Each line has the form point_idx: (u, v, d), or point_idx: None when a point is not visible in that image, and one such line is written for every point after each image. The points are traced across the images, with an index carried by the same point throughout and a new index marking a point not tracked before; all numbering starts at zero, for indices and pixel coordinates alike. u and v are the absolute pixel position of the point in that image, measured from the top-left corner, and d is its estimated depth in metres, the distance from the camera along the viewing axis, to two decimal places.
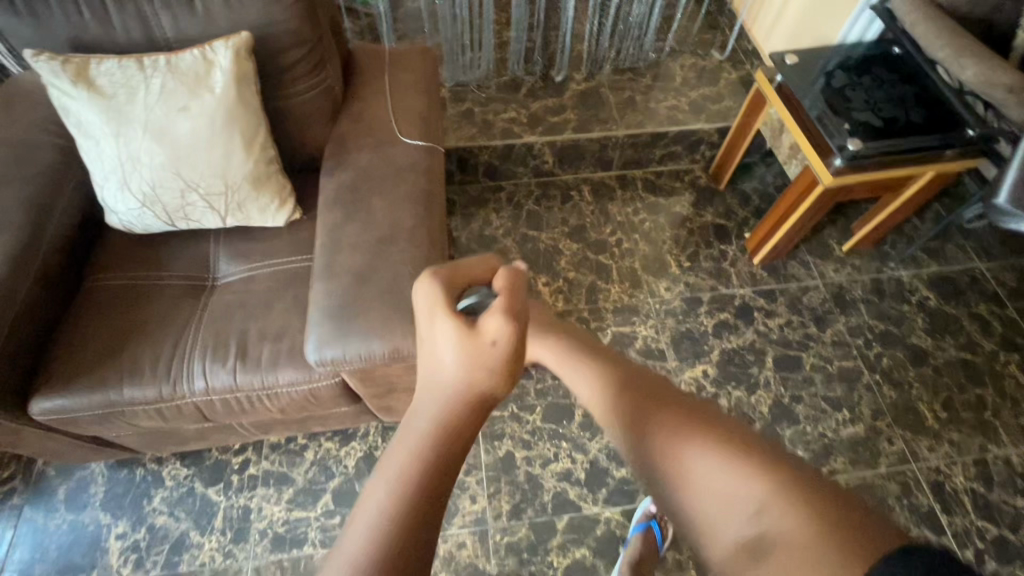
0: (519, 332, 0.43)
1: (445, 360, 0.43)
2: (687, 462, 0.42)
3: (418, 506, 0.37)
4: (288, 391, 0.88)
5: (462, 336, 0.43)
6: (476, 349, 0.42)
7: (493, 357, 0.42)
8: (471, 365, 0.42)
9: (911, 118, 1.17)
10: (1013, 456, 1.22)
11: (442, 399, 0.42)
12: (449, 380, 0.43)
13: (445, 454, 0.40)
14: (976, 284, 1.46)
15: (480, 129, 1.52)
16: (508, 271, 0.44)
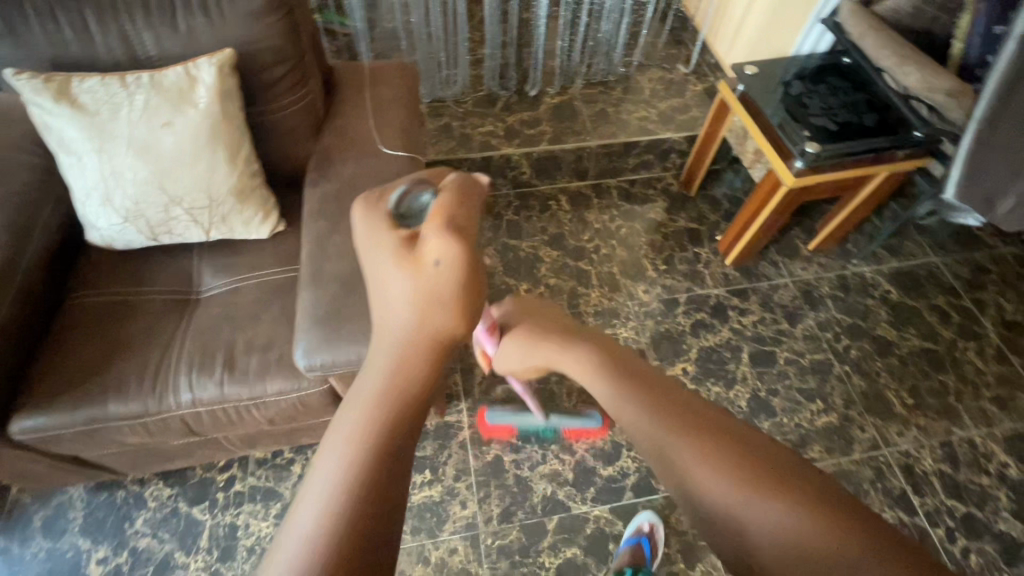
0: (455, 255, 0.51)
1: (403, 290, 0.51)
2: (716, 485, 0.41)
3: (380, 439, 0.41)
4: (277, 401, 0.88)
5: (411, 259, 0.52)
6: (423, 269, 0.51)
7: (438, 276, 0.50)
8: (422, 289, 0.50)
9: (864, 122, 1.24)
10: (976, 437, 1.28)
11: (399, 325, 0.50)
12: (404, 305, 0.50)
13: (410, 385, 0.46)
14: (933, 278, 1.54)
15: (459, 142, 1.56)
16: (440, 206, 0.54)
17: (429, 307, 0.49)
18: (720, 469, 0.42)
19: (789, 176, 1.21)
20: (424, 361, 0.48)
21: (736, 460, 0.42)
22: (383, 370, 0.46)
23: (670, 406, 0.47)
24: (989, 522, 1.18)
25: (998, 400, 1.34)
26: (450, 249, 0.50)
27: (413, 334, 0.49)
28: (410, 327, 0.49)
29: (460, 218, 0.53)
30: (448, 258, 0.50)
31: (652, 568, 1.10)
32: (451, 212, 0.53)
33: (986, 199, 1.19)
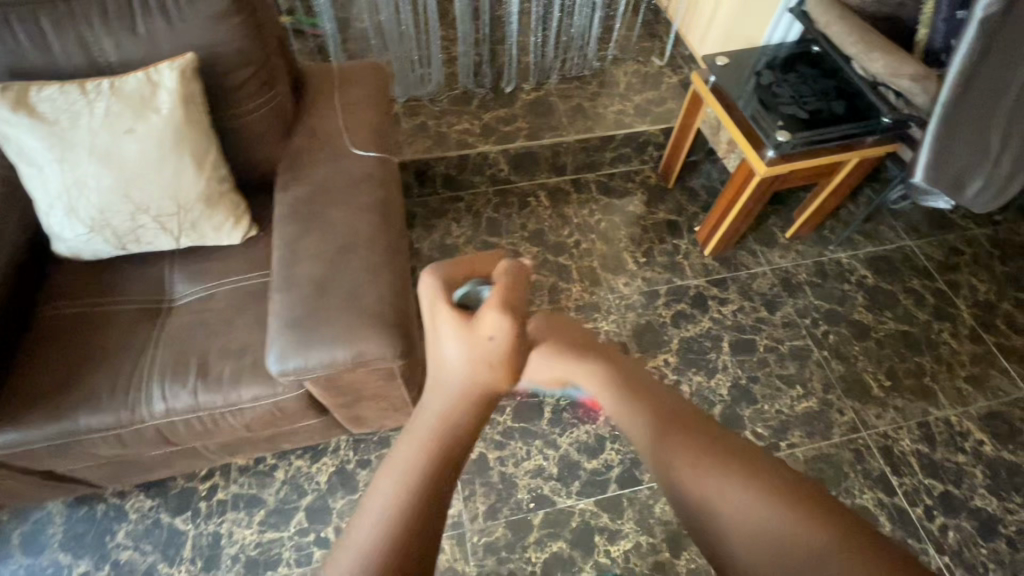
0: (512, 327, 0.53)
1: (454, 361, 0.54)
2: (741, 521, 0.45)
3: (429, 477, 0.48)
4: (252, 407, 0.88)
5: (465, 334, 0.54)
6: (476, 347, 0.53)
7: (490, 354, 0.53)
8: (474, 356, 0.53)
9: (833, 110, 1.26)
10: (952, 416, 1.31)
11: (448, 393, 0.54)
12: (456, 375, 0.54)
13: (455, 451, 0.50)
14: (908, 261, 1.57)
15: (435, 141, 1.56)
16: (504, 271, 0.55)
17: (475, 374, 0.53)
18: (747, 508, 0.45)
19: (761, 165, 1.22)
20: (468, 423, 0.52)
21: (764, 497, 0.45)
22: (426, 433, 0.51)
23: (699, 444, 0.49)
24: (966, 499, 1.20)
25: (973, 379, 1.37)
26: (505, 331, 0.53)
27: (460, 399, 0.53)
28: (456, 393, 0.53)
29: (517, 301, 0.53)
30: (502, 340, 0.53)
31: (638, 558, 1.11)
32: (509, 294, 0.54)
33: (954, 180, 1.24)
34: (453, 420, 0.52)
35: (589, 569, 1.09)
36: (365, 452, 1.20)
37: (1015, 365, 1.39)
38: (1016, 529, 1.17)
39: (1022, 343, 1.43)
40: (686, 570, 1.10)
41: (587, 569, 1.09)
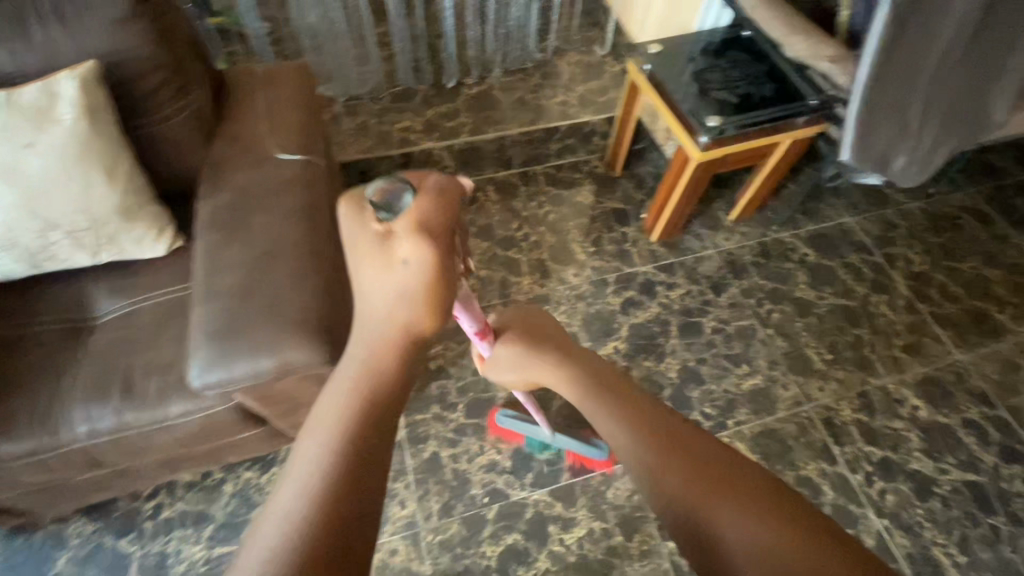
0: (433, 248, 0.52)
1: (378, 291, 0.53)
2: (723, 511, 0.49)
3: (358, 428, 0.48)
4: (183, 423, 0.86)
5: (383, 261, 0.53)
6: (397, 273, 0.52)
7: (410, 280, 0.52)
8: (394, 286, 0.53)
9: (763, 93, 1.29)
10: (890, 384, 1.36)
11: (375, 334, 0.53)
12: (379, 310, 0.53)
13: (384, 393, 0.50)
14: (847, 237, 1.62)
15: (377, 140, 1.53)
16: (430, 191, 0.53)
17: (399, 309, 0.53)
18: (729, 502, 0.49)
19: (695, 151, 1.24)
20: (394, 366, 0.52)
21: (743, 493, 0.50)
22: (354, 382, 0.50)
23: (681, 446, 0.55)
24: (903, 463, 1.25)
25: (909, 347, 1.42)
26: (423, 253, 0.52)
27: (384, 345, 0.53)
28: (381, 334, 0.53)
29: (433, 221, 0.52)
30: (418, 261, 0.52)
31: (591, 544, 1.12)
32: (427, 215, 0.52)
33: (880, 157, 1.28)
34: (379, 367, 0.51)
35: (544, 558, 1.11)
36: None
37: (948, 332, 1.46)
38: (950, 488, 1.23)
39: (953, 310, 1.50)
40: (638, 552, 1.12)
41: (541, 558, 1.11)
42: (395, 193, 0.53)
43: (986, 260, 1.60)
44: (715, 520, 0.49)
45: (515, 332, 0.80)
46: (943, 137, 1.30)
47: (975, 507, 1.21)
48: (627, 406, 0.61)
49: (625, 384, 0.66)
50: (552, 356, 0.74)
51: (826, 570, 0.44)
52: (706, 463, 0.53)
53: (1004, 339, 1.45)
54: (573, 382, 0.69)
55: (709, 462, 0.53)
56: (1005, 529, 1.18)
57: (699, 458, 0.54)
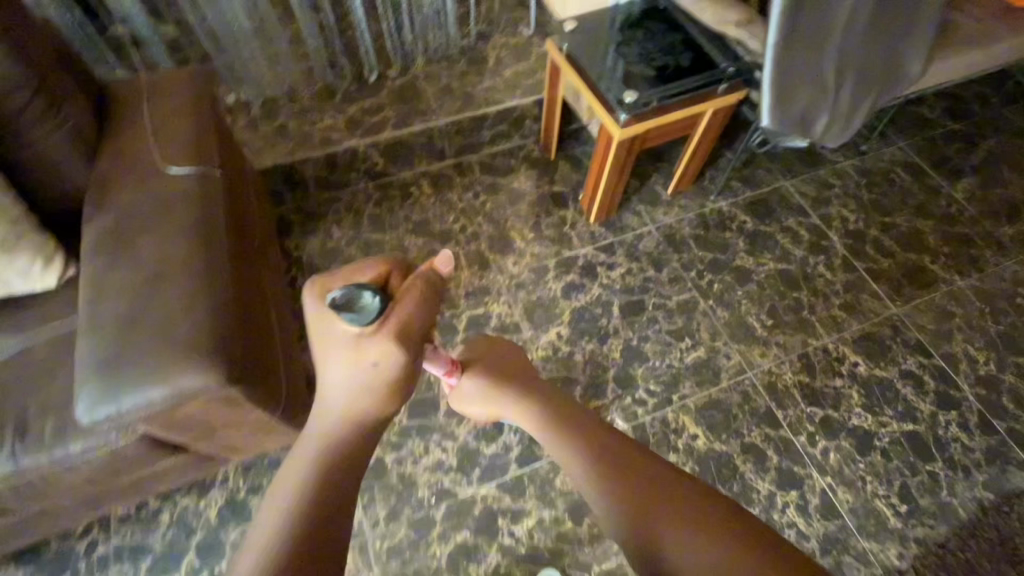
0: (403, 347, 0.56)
1: (337, 384, 0.54)
2: (672, 540, 0.48)
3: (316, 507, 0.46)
4: (87, 460, 0.82)
5: (347, 366, 0.54)
6: (362, 373, 0.54)
7: (375, 378, 0.54)
8: (357, 380, 0.54)
9: (680, 64, 1.28)
10: (829, 344, 1.38)
11: (328, 428, 0.52)
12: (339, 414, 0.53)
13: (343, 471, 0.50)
14: (784, 201, 1.62)
15: (298, 142, 1.48)
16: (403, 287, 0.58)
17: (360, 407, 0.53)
18: (685, 533, 0.48)
19: (616, 128, 1.22)
20: (350, 467, 0.50)
21: (707, 527, 0.49)
22: (309, 461, 0.49)
23: (628, 463, 0.55)
24: (844, 420, 1.27)
25: (847, 305, 1.44)
26: (391, 353, 0.54)
27: (346, 439, 0.51)
28: (338, 435, 0.52)
29: (405, 322, 0.56)
30: (385, 363, 0.54)
31: (541, 533, 1.12)
32: (400, 313, 0.56)
33: (803, 121, 1.27)
34: (332, 463, 0.49)
35: (494, 553, 1.10)
36: (255, 478, 1.16)
37: (883, 286, 1.48)
38: (889, 440, 1.25)
39: (888, 264, 1.52)
40: (588, 536, 1.12)
41: (492, 553, 1.10)
42: (363, 295, 0.54)
43: (918, 212, 1.62)
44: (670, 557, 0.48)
45: (477, 365, 0.75)
46: (862, 96, 1.30)
47: (914, 456, 1.24)
48: (574, 425, 0.62)
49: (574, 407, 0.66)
50: (507, 391, 0.70)
51: None
52: (659, 489, 0.52)
53: (937, 288, 1.48)
54: (530, 416, 0.66)
55: (665, 490, 0.52)
56: (943, 474, 1.22)
57: (661, 497, 0.52)
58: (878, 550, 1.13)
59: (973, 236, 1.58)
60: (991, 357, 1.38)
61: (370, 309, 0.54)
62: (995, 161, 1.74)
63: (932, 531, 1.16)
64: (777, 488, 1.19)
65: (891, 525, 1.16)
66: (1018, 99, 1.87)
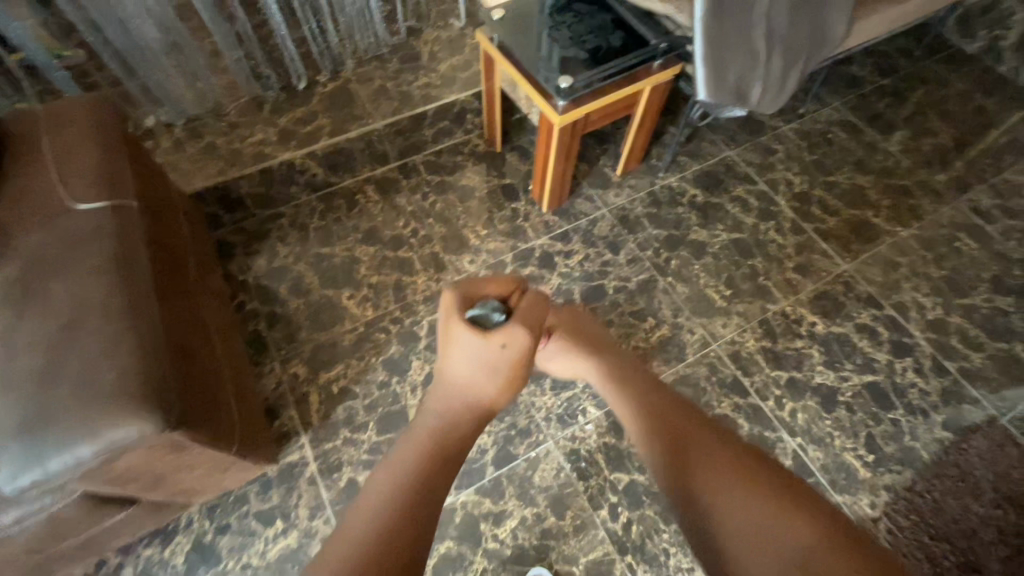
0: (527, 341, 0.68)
1: (467, 363, 0.66)
2: (711, 481, 0.58)
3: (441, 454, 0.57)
4: (16, 533, 0.74)
5: (482, 341, 0.65)
6: (489, 350, 0.65)
7: (499, 361, 0.66)
8: (486, 362, 0.65)
9: (611, 44, 1.27)
10: (787, 307, 1.40)
11: (456, 394, 0.64)
12: (462, 374, 0.65)
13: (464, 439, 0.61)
14: (730, 171, 1.64)
15: (228, 161, 1.40)
16: (530, 300, 0.73)
17: (482, 372, 0.65)
18: (718, 473, 0.58)
19: (555, 116, 1.20)
20: (466, 429, 0.61)
21: (739, 476, 0.57)
22: (439, 414, 0.62)
23: (689, 425, 0.67)
24: (808, 380, 1.30)
25: (800, 267, 1.47)
26: (517, 339, 0.66)
27: (465, 408, 0.63)
28: (459, 403, 0.63)
29: (529, 324, 0.70)
30: (509, 347, 0.66)
31: (525, 533, 1.11)
32: (525, 313, 0.70)
33: (738, 91, 1.28)
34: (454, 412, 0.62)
35: (480, 559, 1.08)
36: (222, 517, 1.10)
37: (832, 244, 1.51)
38: (851, 394, 1.29)
39: (835, 222, 1.55)
40: (572, 528, 1.11)
41: (477, 559, 1.08)
42: (497, 303, 0.71)
43: (858, 169, 1.67)
44: (698, 483, 0.59)
45: (564, 328, 0.96)
46: (793, 60, 1.31)
47: (875, 407, 1.27)
48: (635, 391, 0.78)
49: (639, 374, 0.83)
50: (585, 353, 0.92)
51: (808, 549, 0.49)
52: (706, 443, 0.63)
53: (883, 241, 1.52)
54: (598, 371, 0.88)
55: (710, 444, 0.62)
56: (904, 421, 1.26)
57: (703, 450, 0.62)
58: (851, 503, 1.17)
59: (911, 186, 1.63)
60: (938, 301, 1.43)
61: (498, 317, 0.69)
62: (924, 112, 1.80)
63: (899, 477, 1.19)
64: None
65: (861, 477, 1.19)
66: (938, 51, 1.94)
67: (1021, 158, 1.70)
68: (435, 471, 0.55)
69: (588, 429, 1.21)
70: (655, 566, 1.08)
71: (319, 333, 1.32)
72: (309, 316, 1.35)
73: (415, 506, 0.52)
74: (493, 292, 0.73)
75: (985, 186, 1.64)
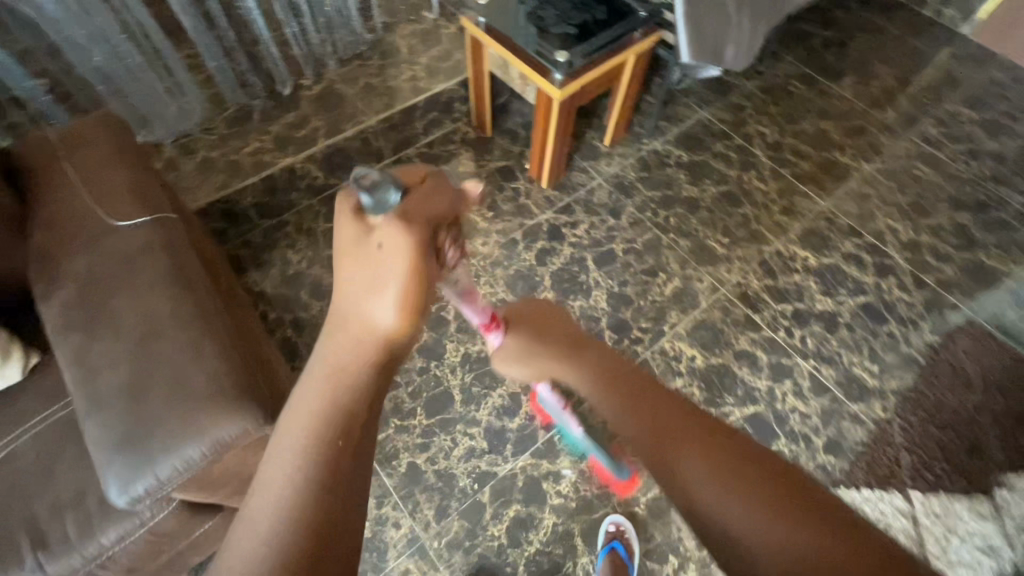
0: (421, 237, 0.50)
1: (352, 287, 0.50)
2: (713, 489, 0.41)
3: (326, 438, 0.44)
4: (122, 548, 0.77)
5: (360, 251, 0.50)
6: (376, 256, 0.49)
7: (394, 271, 0.49)
8: (376, 277, 0.49)
9: (596, 17, 1.33)
10: (780, 246, 1.52)
11: (347, 342, 0.48)
12: (354, 298, 0.50)
13: (349, 405, 0.46)
14: (708, 130, 1.74)
15: (228, 173, 1.38)
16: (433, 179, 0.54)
17: (375, 300, 0.49)
18: (722, 482, 0.41)
19: (555, 91, 1.26)
20: (359, 376, 0.47)
21: (751, 480, 0.41)
22: (320, 383, 0.46)
23: (656, 406, 0.48)
24: (810, 308, 1.42)
25: (785, 210, 1.59)
26: (404, 239, 0.49)
27: (354, 351, 0.48)
28: (349, 348, 0.48)
29: (426, 212, 0.52)
30: (397, 249, 0.49)
31: (585, 485, 1.17)
32: (424, 199, 0.52)
33: (716, 51, 1.37)
34: (345, 367, 0.47)
35: (548, 516, 1.14)
36: None
37: (810, 186, 1.64)
38: (850, 315, 1.42)
39: (808, 165, 1.69)
40: None
41: (545, 516, 1.14)
42: (390, 180, 0.51)
43: (819, 115, 1.81)
44: (702, 501, 0.41)
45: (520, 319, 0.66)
46: (759, 17, 1.42)
47: (872, 322, 1.41)
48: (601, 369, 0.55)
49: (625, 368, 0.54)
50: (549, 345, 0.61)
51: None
52: (690, 433, 0.45)
53: (852, 177, 1.67)
54: (574, 369, 0.57)
55: (706, 438, 0.45)
56: (898, 332, 1.39)
57: (693, 444, 0.44)
58: (866, 409, 1.29)
59: (866, 125, 1.79)
60: (908, 224, 1.58)
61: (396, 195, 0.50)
62: (867, 58, 1.96)
63: (903, 381, 1.32)
64: (773, 382, 1.32)
65: (870, 386, 1.32)
66: (870, 1, 2.12)
67: (956, 90, 1.88)
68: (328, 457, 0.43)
69: None
70: None
71: None
72: None
73: (330, 482, 0.42)
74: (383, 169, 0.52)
75: (930, 118, 1.81)
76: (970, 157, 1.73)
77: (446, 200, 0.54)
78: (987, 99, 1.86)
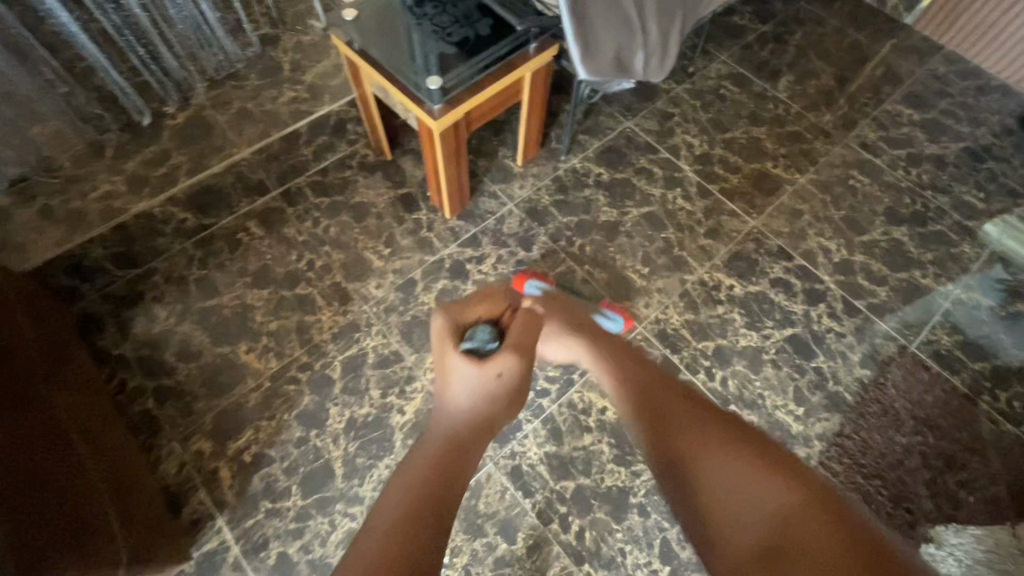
0: (517, 363, 0.80)
1: (466, 392, 0.77)
2: (711, 460, 0.63)
3: (458, 458, 0.69)
4: None
5: (479, 368, 0.77)
6: (485, 375, 0.77)
7: (495, 382, 0.77)
8: (483, 386, 0.77)
9: (479, 32, 1.19)
10: (705, 274, 1.40)
11: (460, 415, 0.75)
12: (465, 396, 0.76)
13: (460, 451, 0.70)
14: (632, 142, 1.60)
15: (70, 225, 1.26)
16: (526, 316, 0.86)
17: (480, 399, 0.76)
18: (722, 462, 0.63)
19: (432, 122, 1.10)
20: (475, 437, 0.74)
21: (726, 445, 0.65)
22: (449, 427, 0.73)
23: (660, 395, 0.79)
24: (733, 345, 1.31)
25: (711, 232, 1.47)
26: (510, 365, 0.78)
27: (468, 417, 0.75)
28: (467, 411, 0.75)
29: (522, 346, 0.82)
30: (504, 371, 0.78)
31: (478, 566, 1.06)
32: (517, 335, 0.83)
33: (618, 62, 1.22)
34: (453, 432, 0.72)
35: None
36: None
37: (738, 203, 1.52)
38: (775, 349, 1.31)
39: (737, 179, 1.56)
40: (525, 551, 1.07)
41: None
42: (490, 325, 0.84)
43: (752, 121, 1.68)
44: (704, 477, 0.62)
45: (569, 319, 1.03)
46: (670, 19, 1.26)
47: (798, 358, 1.30)
48: (639, 378, 0.86)
49: (662, 381, 0.84)
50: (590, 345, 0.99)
51: (813, 533, 0.51)
52: (706, 425, 0.69)
53: (784, 191, 1.55)
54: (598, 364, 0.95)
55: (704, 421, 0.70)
56: (826, 367, 1.29)
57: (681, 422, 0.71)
58: None
59: (803, 131, 1.66)
60: (842, 242, 1.47)
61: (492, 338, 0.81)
62: (806, 55, 1.82)
63: (829, 424, 1.23)
64: None
65: (794, 431, 1.22)
66: None
67: (897, 88, 1.76)
68: (444, 498, 0.62)
69: (527, 442, 1.16)
70: (613, 569, 1.06)
71: (218, 399, 1.19)
72: (205, 382, 1.21)
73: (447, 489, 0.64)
74: (485, 315, 0.86)
75: (869, 120, 1.69)
76: (909, 162, 1.62)
77: (531, 341, 0.84)
78: (929, 96, 1.75)
